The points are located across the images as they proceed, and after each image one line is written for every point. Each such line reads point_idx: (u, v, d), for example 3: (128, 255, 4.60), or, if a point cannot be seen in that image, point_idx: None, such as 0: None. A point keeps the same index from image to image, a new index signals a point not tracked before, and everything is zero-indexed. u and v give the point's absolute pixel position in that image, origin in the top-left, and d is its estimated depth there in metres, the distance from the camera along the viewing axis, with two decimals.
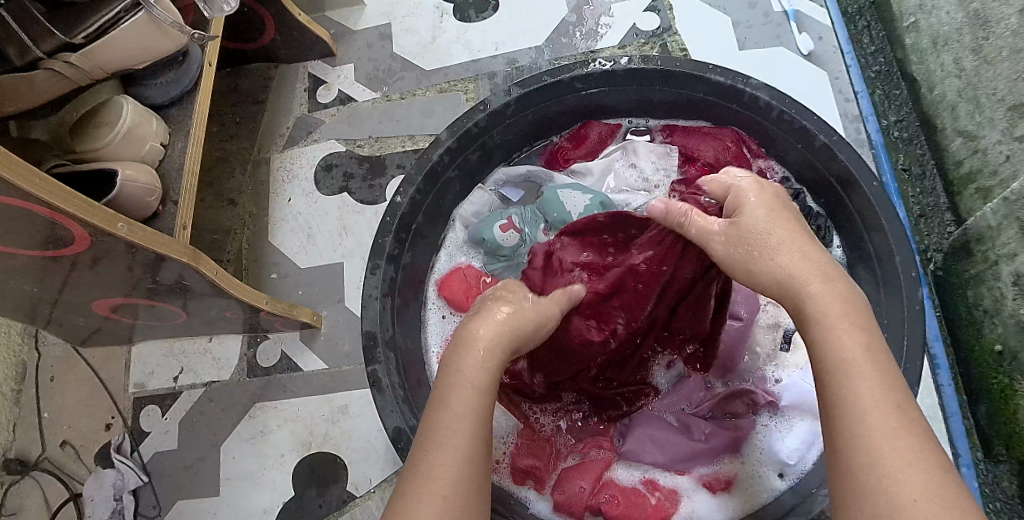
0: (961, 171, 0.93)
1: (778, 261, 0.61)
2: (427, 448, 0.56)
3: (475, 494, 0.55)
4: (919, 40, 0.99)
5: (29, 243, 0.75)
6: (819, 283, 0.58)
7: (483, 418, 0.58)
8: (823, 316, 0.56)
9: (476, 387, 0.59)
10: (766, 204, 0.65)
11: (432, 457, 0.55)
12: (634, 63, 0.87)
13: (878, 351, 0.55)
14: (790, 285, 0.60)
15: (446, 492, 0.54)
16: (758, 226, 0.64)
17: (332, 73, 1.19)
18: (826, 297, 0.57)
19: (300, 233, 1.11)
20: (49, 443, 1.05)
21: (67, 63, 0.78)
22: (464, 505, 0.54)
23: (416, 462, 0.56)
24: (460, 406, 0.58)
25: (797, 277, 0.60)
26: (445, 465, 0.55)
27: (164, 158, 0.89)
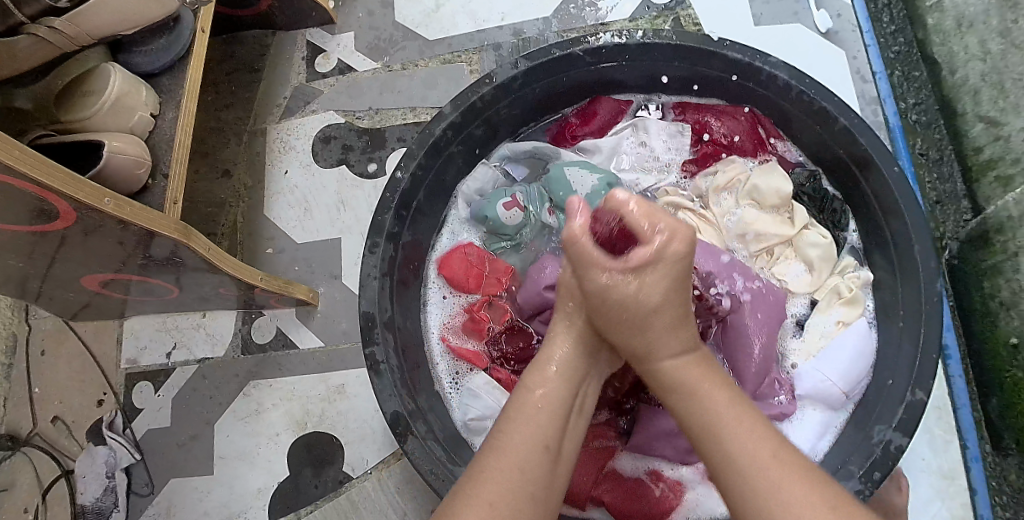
0: (981, 158, 0.90)
1: (646, 338, 0.61)
2: (483, 454, 0.56)
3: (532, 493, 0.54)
4: (943, 20, 0.95)
5: (14, 219, 0.72)
6: (671, 358, 0.60)
7: (549, 427, 0.57)
8: (684, 383, 0.59)
9: (541, 397, 0.59)
10: (669, 279, 0.60)
11: (509, 439, 0.56)
12: (647, 37, 0.84)
13: (743, 406, 0.56)
14: (648, 360, 0.61)
15: (496, 497, 0.52)
16: (645, 299, 0.60)
17: (331, 41, 1.15)
18: (683, 367, 0.60)
19: (297, 208, 1.07)
20: (40, 418, 1.03)
21: (52, 29, 0.74)
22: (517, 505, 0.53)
23: (487, 446, 0.56)
24: (530, 409, 0.58)
25: (663, 362, 0.60)
26: (506, 464, 0.54)
27: (153, 129, 0.86)
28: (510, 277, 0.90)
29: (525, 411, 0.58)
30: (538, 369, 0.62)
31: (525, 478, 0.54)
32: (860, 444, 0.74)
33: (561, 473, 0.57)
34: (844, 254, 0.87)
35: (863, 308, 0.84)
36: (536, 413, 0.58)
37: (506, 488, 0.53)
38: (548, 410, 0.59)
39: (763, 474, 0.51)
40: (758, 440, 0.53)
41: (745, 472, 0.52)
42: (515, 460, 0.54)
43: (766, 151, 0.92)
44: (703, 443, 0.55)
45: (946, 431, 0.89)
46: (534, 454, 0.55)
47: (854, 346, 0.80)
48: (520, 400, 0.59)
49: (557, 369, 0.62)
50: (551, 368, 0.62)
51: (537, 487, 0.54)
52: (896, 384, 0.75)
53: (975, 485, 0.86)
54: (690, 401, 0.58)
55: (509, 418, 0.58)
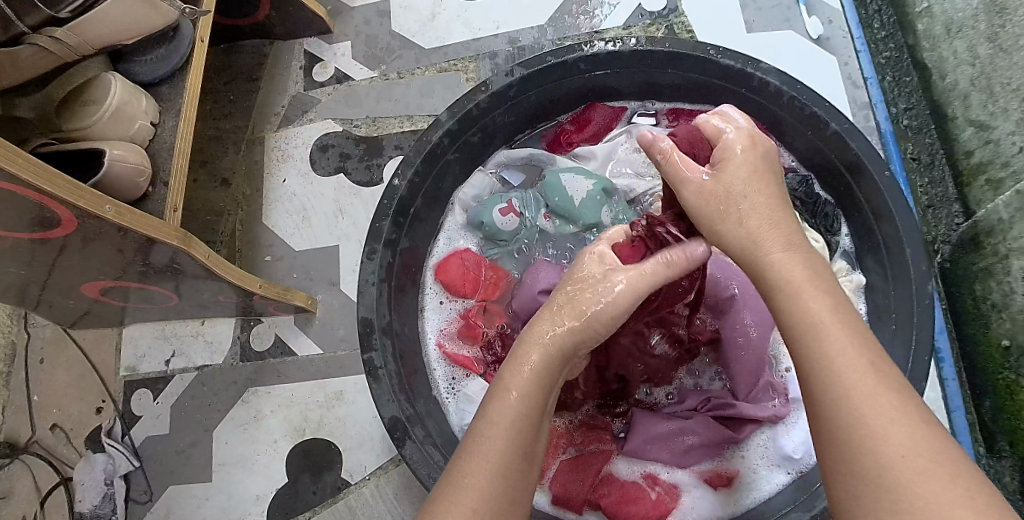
0: (971, 161, 0.91)
1: (744, 226, 0.59)
2: (461, 461, 0.54)
3: (511, 505, 0.52)
4: (932, 26, 0.96)
5: (15, 226, 0.72)
6: (780, 250, 0.57)
7: (528, 433, 0.55)
8: (786, 281, 0.55)
9: (518, 400, 0.56)
10: (750, 163, 0.61)
11: (489, 445, 0.54)
12: (642, 44, 0.84)
13: (845, 314, 0.53)
14: (756, 256, 0.58)
15: (479, 506, 0.51)
16: (733, 186, 0.60)
17: (328, 51, 1.16)
18: (788, 262, 0.56)
19: (295, 216, 1.08)
20: (39, 426, 1.03)
21: (53, 38, 0.75)
22: (498, 515, 0.51)
23: (465, 450, 0.54)
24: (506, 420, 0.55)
25: (774, 254, 0.57)
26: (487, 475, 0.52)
27: (153, 137, 0.86)
28: (506, 283, 0.91)
29: (506, 415, 0.55)
30: (516, 367, 0.59)
31: (506, 483, 0.52)
32: None
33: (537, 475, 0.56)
34: (836, 259, 0.88)
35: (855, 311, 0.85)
36: (516, 418, 0.55)
37: (485, 496, 0.51)
38: (528, 414, 0.56)
39: (859, 384, 0.48)
40: (858, 352, 0.50)
41: (838, 382, 0.49)
42: (494, 464, 0.53)
43: None
44: (799, 346, 0.52)
45: None
46: (514, 458, 0.53)
47: None
48: (498, 403, 0.56)
49: (534, 368, 0.59)
50: (527, 369, 0.59)
51: (516, 493, 0.53)
52: None
53: None
54: (797, 298, 0.54)
55: (484, 423, 0.56)
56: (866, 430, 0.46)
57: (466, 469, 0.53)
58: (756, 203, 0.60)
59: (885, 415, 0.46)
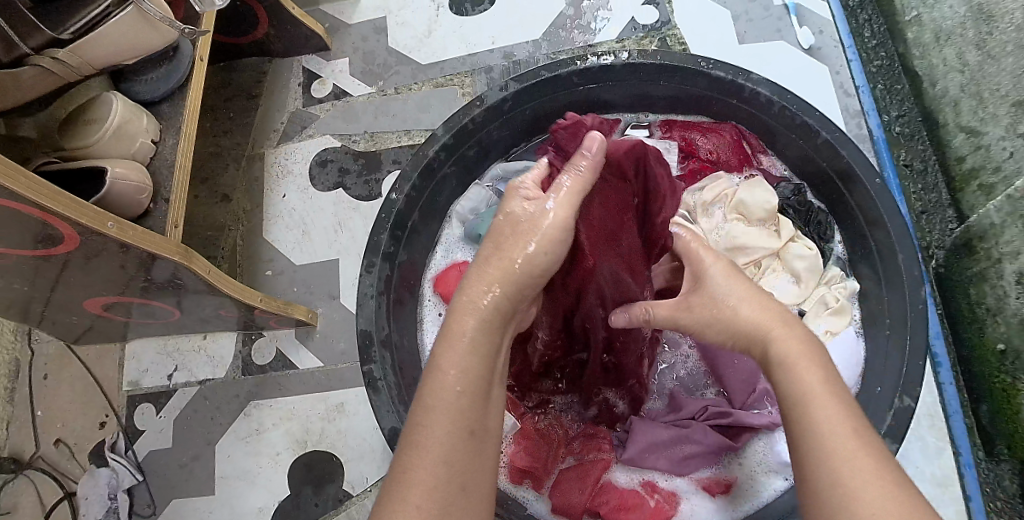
0: (963, 167, 0.92)
1: (745, 315, 0.59)
2: (405, 453, 0.52)
3: (460, 497, 0.51)
4: (922, 34, 0.98)
5: (18, 243, 0.74)
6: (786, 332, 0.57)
7: (472, 412, 0.53)
8: (783, 355, 0.55)
9: (457, 379, 0.54)
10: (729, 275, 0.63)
11: (431, 434, 0.52)
12: (634, 57, 0.86)
13: (837, 386, 0.53)
14: (756, 336, 0.58)
15: (424, 503, 0.49)
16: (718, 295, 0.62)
17: (326, 68, 1.17)
18: (787, 339, 0.56)
19: (295, 231, 1.09)
20: (43, 441, 1.04)
21: (55, 59, 0.77)
22: (446, 507, 0.50)
23: (407, 439, 0.53)
24: (443, 400, 0.53)
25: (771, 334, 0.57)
26: (432, 467, 0.51)
27: (154, 155, 0.88)
28: None
29: (446, 400, 0.53)
30: (454, 338, 0.56)
31: (452, 472, 0.51)
32: None
33: (491, 451, 0.54)
34: (829, 265, 0.89)
35: (850, 317, 0.85)
36: (460, 399, 0.53)
37: (433, 484, 0.50)
38: (470, 388, 0.54)
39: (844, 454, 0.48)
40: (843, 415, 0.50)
41: (821, 447, 0.49)
42: (440, 453, 0.51)
43: (751, 166, 0.94)
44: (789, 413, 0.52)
45: (939, 439, 0.89)
46: (460, 438, 0.52)
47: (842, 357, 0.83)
48: (436, 384, 0.54)
49: (473, 340, 0.56)
50: (465, 342, 0.56)
51: (463, 481, 0.51)
52: (884, 390, 0.76)
53: (969, 491, 0.87)
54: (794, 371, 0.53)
55: (422, 405, 0.54)
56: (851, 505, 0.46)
57: (413, 461, 0.51)
58: (748, 307, 0.60)
59: (870, 482, 0.47)
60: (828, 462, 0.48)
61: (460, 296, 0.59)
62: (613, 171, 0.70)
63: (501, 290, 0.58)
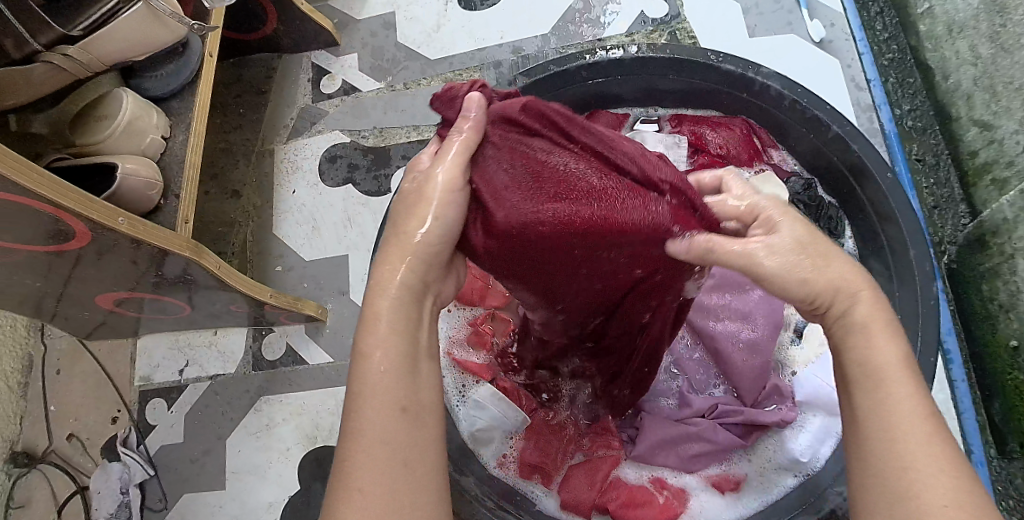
0: (976, 161, 0.91)
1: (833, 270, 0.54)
2: (343, 440, 0.51)
3: (402, 476, 0.50)
4: (935, 27, 0.97)
5: (29, 239, 0.74)
6: (865, 299, 0.54)
7: (399, 393, 0.52)
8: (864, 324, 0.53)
9: (381, 360, 0.53)
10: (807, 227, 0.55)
11: (364, 418, 0.51)
12: (643, 51, 0.86)
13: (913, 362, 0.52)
14: (845, 289, 0.54)
15: (366, 487, 0.49)
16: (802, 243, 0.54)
17: (335, 63, 1.18)
18: (873, 307, 0.54)
19: (305, 226, 1.10)
20: (56, 436, 1.05)
21: (65, 56, 0.77)
22: (389, 490, 0.49)
23: (345, 428, 0.51)
24: (375, 383, 0.52)
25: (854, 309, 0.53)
26: (369, 450, 0.50)
27: (164, 152, 0.88)
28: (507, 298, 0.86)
29: (377, 382, 0.52)
30: (370, 321, 0.55)
31: (391, 452, 0.50)
32: None
33: (432, 428, 0.53)
34: None
35: None
36: (385, 378, 0.52)
37: (376, 469, 0.49)
38: (392, 367, 0.53)
39: (919, 438, 0.48)
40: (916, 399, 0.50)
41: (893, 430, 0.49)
42: (377, 434, 0.50)
43: (761, 160, 0.93)
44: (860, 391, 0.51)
45: (953, 437, 0.88)
46: (391, 418, 0.51)
47: None
48: (361, 368, 0.53)
49: (390, 323, 0.55)
50: (383, 325, 0.54)
51: (406, 459, 0.50)
52: None
53: None
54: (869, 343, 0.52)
55: (358, 392, 0.52)
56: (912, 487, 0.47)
57: (353, 448, 0.50)
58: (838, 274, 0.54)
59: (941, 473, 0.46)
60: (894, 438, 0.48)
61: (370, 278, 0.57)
62: (513, 129, 0.58)
63: (408, 266, 0.56)
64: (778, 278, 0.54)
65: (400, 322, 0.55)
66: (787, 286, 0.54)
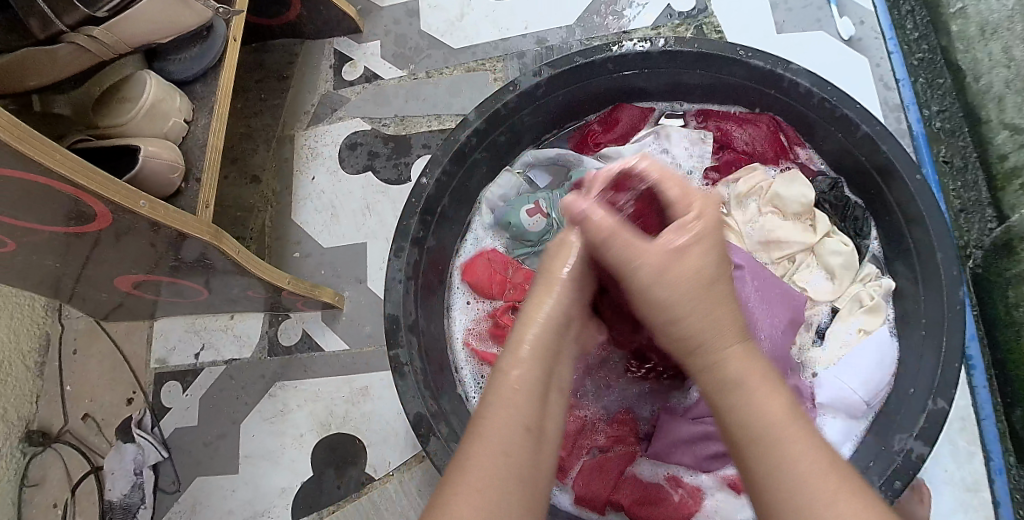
0: (1005, 165, 0.90)
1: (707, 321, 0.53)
2: (467, 443, 0.51)
3: (519, 489, 0.49)
4: (967, 27, 0.95)
5: (50, 219, 0.74)
6: (734, 345, 0.53)
7: (530, 410, 0.53)
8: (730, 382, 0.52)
9: (519, 376, 0.54)
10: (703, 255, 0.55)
11: (489, 424, 0.51)
12: (670, 45, 0.85)
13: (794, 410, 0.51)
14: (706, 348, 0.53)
15: (482, 490, 0.48)
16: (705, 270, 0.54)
17: (358, 50, 1.17)
18: (744, 359, 0.53)
19: (324, 213, 1.10)
20: (71, 415, 1.06)
21: (90, 37, 0.77)
22: (502, 498, 0.48)
23: (470, 433, 0.52)
24: (506, 394, 0.53)
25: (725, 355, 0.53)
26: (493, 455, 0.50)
27: (186, 135, 0.88)
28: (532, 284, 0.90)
29: (514, 394, 0.53)
30: (513, 345, 0.57)
31: (510, 461, 0.50)
32: (881, 450, 0.75)
33: (549, 454, 0.53)
34: (866, 263, 0.87)
35: (885, 316, 0.84)
36: (517, 392, 0.53)
37: (493, 474, 0.49)
38: (527, 390, 0.54)
39: (823, 500, 0.45)
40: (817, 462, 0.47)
41: (800, 493, 0.45)
42: (500, 446, 0.50)
43: (788, 159, 0.93)
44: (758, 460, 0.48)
45: (970, 442, 0.88)
46: (517, 435, 0.51)
47: (877, 353, 0.81)
48: (496, 380, 0.54)
49: (530, 347, 0.56)
50: (526, 347, 0.56)
51: (524, 474, 0.50)
52: (917, 392, 0.75)
53: (998, 496, 0.86)
54: (756, 401, 0.50)
55: (487, 406, 0.53)
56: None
57: (473, 452, 0.50)
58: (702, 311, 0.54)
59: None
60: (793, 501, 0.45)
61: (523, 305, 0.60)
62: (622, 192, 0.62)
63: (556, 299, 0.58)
64: (670, 302, 0.53)
65: (544, 346, 0.57)
66: (664, 299, 0.54)
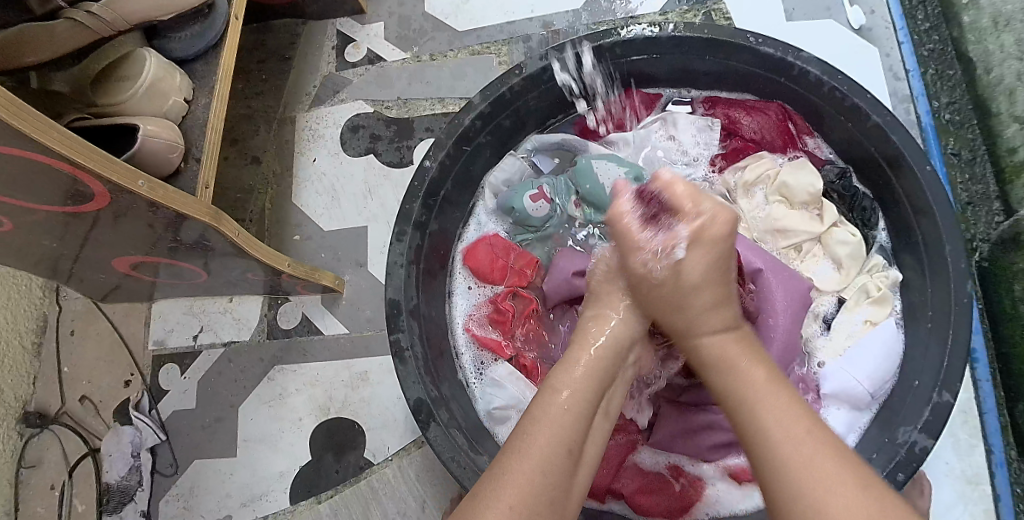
0: (1015, 158, 0.89)
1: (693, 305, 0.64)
2: (507, 458, 0.56)
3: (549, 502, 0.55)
4: (979, 18, 0.94)
5: (47, 198, 0.73)
6: (710, 334, 0.64)
7: (569, 431, 0.58)
8: (721, 353, 0.62)
9: (566, 399, 0.60)
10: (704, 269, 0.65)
11: (534, 439, 0.57)
12: (679, 30, 0.83)
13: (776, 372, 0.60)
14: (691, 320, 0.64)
15: (515, 502, 0.53)
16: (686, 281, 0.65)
17: (361, 31, 1.15)
18: (718, 342, 0.63)
19: (325, 196, 1.08)
20: (69, 397, 1.05)
21: (90, 13, 0.77)
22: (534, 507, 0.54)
23: (510, 444, 0.58)
24: (550, 414, 0.59)
25: (703, 337, 0.64)
26: (531, 468, 0.55)
27: (186, 115, 0.87)
28: (534, 269, 0.90)
29: (552, 412, 0.59)
30: (565, 369, 0.63)
31: (547, 479, 0.55)
32: (885, 442, 0.75)
33: (580, 476, 0.58)
34: (873, 253, 0.87)
35: (891, 307, 0.84)
36: (563, 414, 0.59)
37: (527, 487, 0.54)
38: (575, 411, 0.59)
39: (795, 435, 0.54)
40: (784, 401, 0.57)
41: (782, 434, 0.54)
42: (537, 463, 0.55)
43: (796, 147, 0.91)
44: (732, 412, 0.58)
45: (971, 435, 0.88)
46: (557, 454, 0.56)
47: (882, 346, 0.81)
48: (545, 400, 0.60)
49: (585, 371, 0.63)
50: (579, 370, 0.63)
51: (555, 492, 0.55)
52: (922, 386, 0.75)
53: (998, 491, 0.86)
54: (740, 370, 0.60)
55: (534, 421, 0.58)
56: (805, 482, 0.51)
57: (511, 465, 0.55)
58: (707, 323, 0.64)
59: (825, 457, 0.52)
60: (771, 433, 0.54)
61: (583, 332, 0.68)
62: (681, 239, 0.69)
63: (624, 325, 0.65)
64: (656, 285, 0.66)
65: (596, 375, 0.63)
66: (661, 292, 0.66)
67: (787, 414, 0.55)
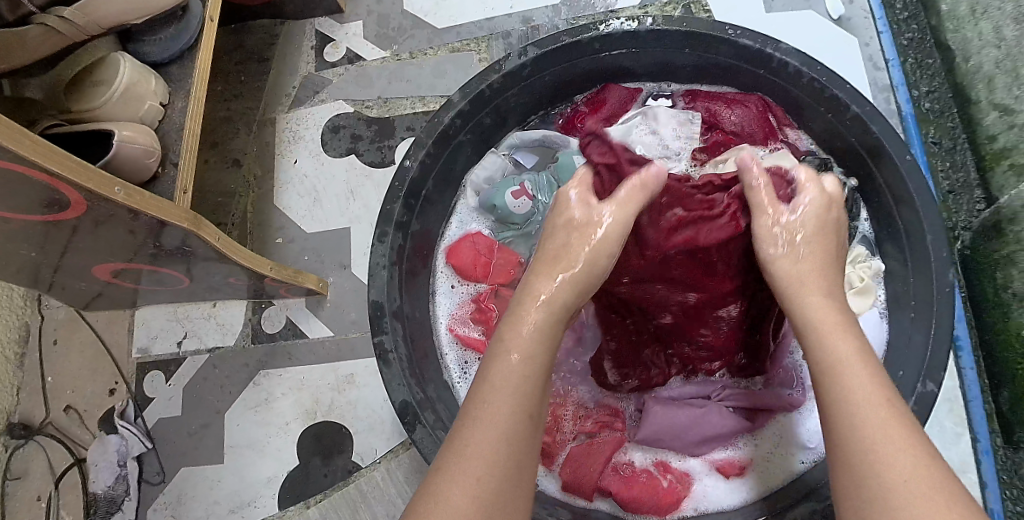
0: (995, 146, 0.89)
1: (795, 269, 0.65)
2: (464, 426, 0.55)
3: (518, 470, 0.54)
4: (957, 6, 0.94)
5: (23, 208, 0.72)
6: (819, 298, 0.62)
7: (525, 394, 0.57)
8: (817, 324, 0.60)
9: (518, 362, 0.58)
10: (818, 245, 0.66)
11: (490, 406, 0.56)
12: (658, 23, 0.83)
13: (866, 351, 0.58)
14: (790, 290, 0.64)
15: (484, 473, 0.52)
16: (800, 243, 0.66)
17: (339, 31, 1.14)
18: (824, 309, 0.61)
19: (306, 197, 1.08)
20: (53, 407, 1.04)
21: (62, 18, 0.75)
22: (503, 476, 0.53)
23: (466, 412, 0.56)
24: (501, 382, 0.57)
25: (808, 299, 0.62)
26: (491, 433, 0.54)
27: (162, 119, 0.86)
28: (516, 268, 0.90)
29: (506, 376, 0.57)
30: (515, 324, 0.62)
31: (513, 448, 0.54)
32: None
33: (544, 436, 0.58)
34: (856, 244, 0.87)
35: (874, 297, 0.84)
36: (516, 378, 0.57)
37: (489, 458, 0.53)
38: (528, 373, 0.58)
39: (867, 408, 0.53)
40: (873, 383, 0.55)
41: (858, 409, 0.53)
42: (499, 430, 0.54)
43: (777, 139, 0.91)
44: (822, 382, 0.56)
45: (957, 423, 0.89)
46: (519, 421, 0.55)
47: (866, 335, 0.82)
48: (498, 364, 0.58)
49: (533, 330, 0.61)
50: (526, 329, 0.61)
51: (520, 459, 0.54)
52: (907, 375, 0.75)
53: (984, 478, 0.86)
54: (830, 342, 0.58)
55: (489, 388, 0.57)
56: (874, 455, 0.51)
57: (472, 437, 0.54)
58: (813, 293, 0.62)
59: (898, 447, 0.51)
60: (843, 404, 0.54)
61: (525, 291, 0.65)
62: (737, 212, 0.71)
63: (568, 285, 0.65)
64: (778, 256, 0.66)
65: (547, 331, 0.62)
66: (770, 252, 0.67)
67: (859, 380, 0.55)
